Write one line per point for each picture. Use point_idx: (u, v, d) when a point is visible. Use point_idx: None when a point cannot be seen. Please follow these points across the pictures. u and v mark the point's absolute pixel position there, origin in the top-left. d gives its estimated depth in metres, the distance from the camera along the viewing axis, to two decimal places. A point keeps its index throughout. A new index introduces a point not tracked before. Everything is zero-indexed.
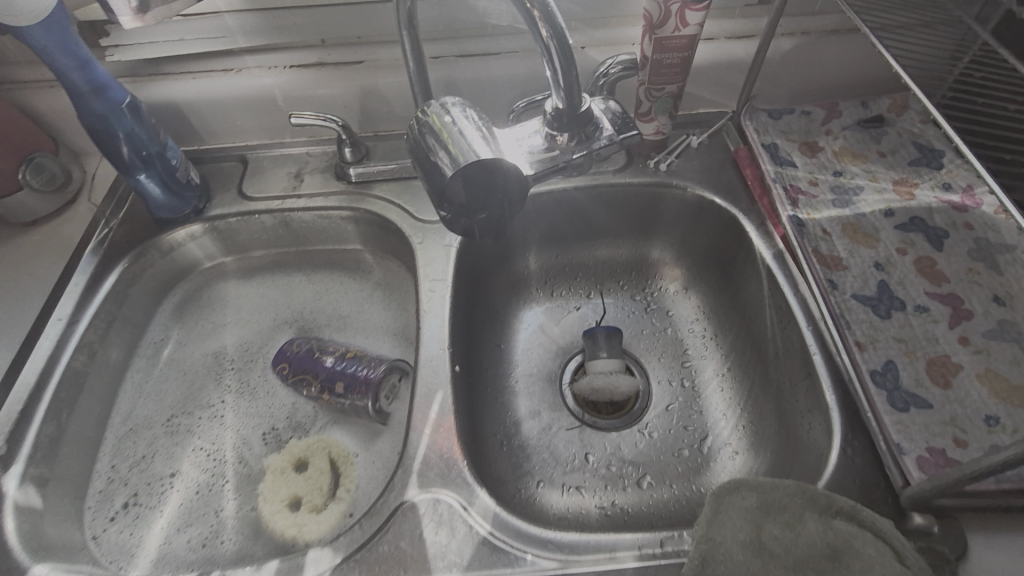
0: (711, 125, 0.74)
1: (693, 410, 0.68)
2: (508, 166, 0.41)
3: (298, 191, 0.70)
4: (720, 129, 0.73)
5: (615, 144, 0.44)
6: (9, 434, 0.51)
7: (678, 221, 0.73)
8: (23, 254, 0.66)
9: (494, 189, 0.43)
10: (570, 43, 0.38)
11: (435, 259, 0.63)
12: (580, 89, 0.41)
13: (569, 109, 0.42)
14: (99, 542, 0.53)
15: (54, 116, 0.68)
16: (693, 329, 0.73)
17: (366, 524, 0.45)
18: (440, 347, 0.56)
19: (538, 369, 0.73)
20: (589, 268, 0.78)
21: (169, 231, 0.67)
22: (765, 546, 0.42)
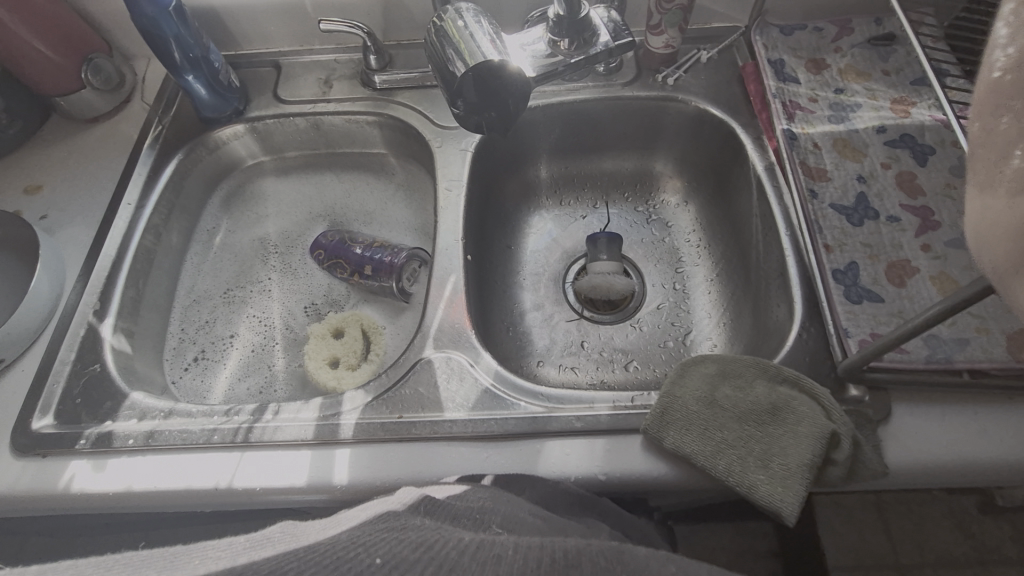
0: (723, 40, 0.76)
1: (682, 308, 0.76)
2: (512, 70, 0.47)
3: (328, 96, 0.75)
4: (731, 44, 0.75)
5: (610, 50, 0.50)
6: (100, 293, 0.62)
7: (682, 135, 0.77)
8: (89, 147, 0.74)
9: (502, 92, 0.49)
10: None
11: (452, 161, 0.69)
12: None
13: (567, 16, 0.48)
14: (178, 384, 0.65)
15: (106, 19, 0.74)
16: (689, 238, 0.79)
17: (392, 374, 0.55)
18: (454, 238, 0.64)
19: (545, 269, 0.81)
20: (596, 179, 0.84)
21: (214, 130, 0.75)
22: (716, 402, 0.51)
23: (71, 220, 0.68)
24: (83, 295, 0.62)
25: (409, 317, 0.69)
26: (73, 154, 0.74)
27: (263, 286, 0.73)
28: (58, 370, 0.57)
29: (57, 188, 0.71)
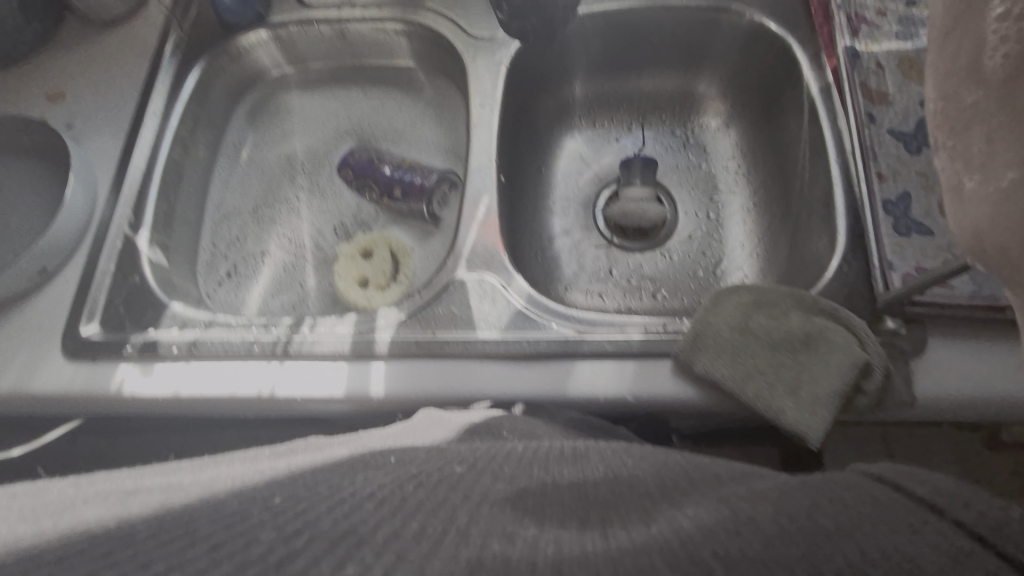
0: None
1: (714, 238, 0.74)
2: None
3: (354, 0, 0.71)
4: None
5: None
6: (133, 205, 0.62)
7: (732, 51, 0.71)
8: (109, 53, 0.72)
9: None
10: None
11: (484, 75, 0.66)
12: None
13: None
14: (213, 298, 0.67)
15: None
16: (727, 164, 0.76)
17: (424, 294, 0.56)
18: (487, 158, 0.62)
19: (574, 194, 0.79)
20: (633, 99, 0.79)
21: (236, 36, 0.71)
22: (748, 330, 0.51)
23: (99, 130, 0.67)
24: (117, 206, 0.62)
25: (439, 241, 0.69)
26: (94, 60, 0.72)
27: (293, 205, 0.72)
28: (99, 279, 0.59)
29: (80, 96, 0.70)
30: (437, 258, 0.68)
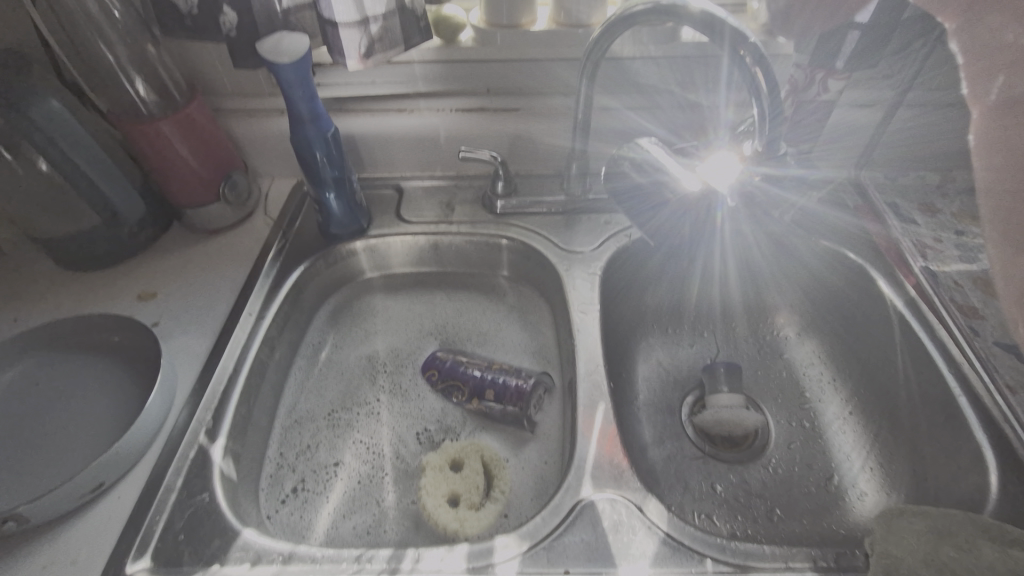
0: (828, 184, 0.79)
1: (817, 449, 0.69)
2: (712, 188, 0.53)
3: (451, 219, 0.78)
4: (838, 187, 0.79)
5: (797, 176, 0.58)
6: (215, 409, 0.57)
7: (799, 270, 0.77)
8: (208, 258, 0.74)
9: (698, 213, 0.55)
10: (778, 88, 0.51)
11: (582, 284, 0.70)
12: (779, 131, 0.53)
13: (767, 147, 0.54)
14: (273, 518, 0.57)
15: (248, 142, 0.79)
16: (810, 372, 0.76)
17: (549, 518, 0.49)
18: (595, 364, 0.61)
19: (658, 400, 0.76)
20: (703, 308, 0.82)
21: (336, 245, 0.75)
22: (945, 564, 0.43)
23: (186, 329, 0.65)
24: (196, 411, 0.57)
25: (534, 451, 0.63)
26: (192, 263, 0.73)
27: (372, 409, 0.67)
28: (162, 498, 0.50)
29: (171, 296, 0.70)
30: (537, 474, 0.61)
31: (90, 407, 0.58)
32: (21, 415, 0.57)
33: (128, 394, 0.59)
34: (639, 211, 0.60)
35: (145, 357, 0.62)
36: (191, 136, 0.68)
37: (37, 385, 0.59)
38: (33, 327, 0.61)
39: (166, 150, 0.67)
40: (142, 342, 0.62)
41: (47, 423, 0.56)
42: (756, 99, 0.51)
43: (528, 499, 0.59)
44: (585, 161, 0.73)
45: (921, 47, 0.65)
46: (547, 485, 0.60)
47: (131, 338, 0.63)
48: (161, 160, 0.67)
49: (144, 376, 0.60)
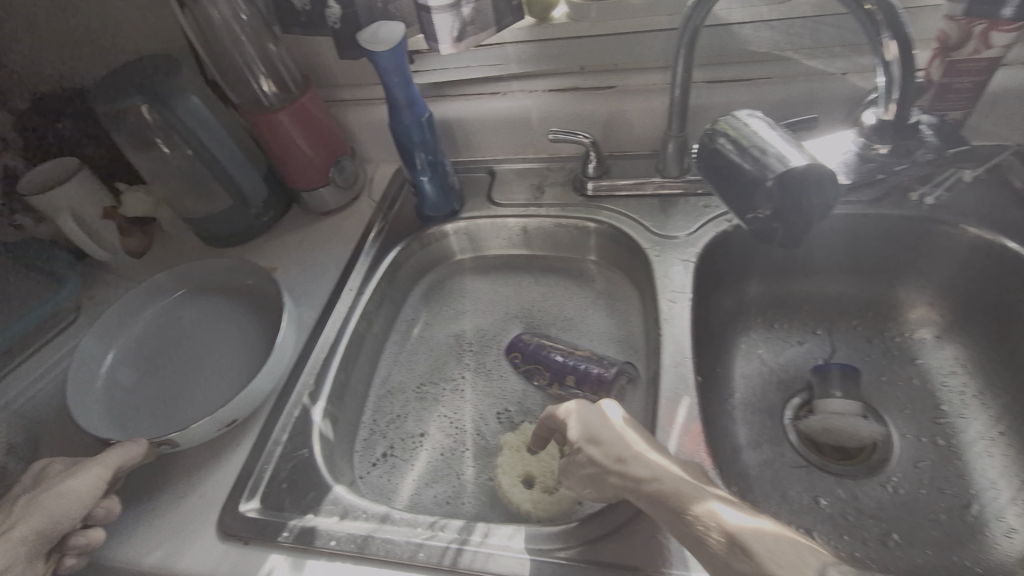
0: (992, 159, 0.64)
1: (954, 472, 0.60)
2: (821, 170, 0.42)
3: (540, 201, 0.77)
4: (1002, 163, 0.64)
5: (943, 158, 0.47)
6: (317, 375, 0.63)
7: (944, 264, 0.66)
8: (320, 237, 0.81)
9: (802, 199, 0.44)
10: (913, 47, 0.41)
11: (674, 271, 0.66)
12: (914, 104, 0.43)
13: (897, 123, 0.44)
14: (365, 478, 0.62)
15: (356, 131, 0.84)
16: (950, 382, 0.65)
17: (620, 510, 0.47)
18: (684, 356, 0.58)
19: (757, 399, 0.70)
20: (816, 302, 0.74)
21: (430, 226, 0.78)
22: None
23: (298, 301, 0.73)
24: (302, 375, 0.63)
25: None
26: (306, 242, 0.81)
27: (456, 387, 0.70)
28: (270, 450, 0.57)
29: (288, 271, 0.77)
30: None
31: (216, 347, 0.67)
32: (163, 350, 0.67)
33: (242, 340, 0.67)
34: (738, 189, 0.46)
35: (257, 311, 0.69)
36: (306, 124, 0.74)
37: (176, 324, 0.69)
38: (171, 272, 0.71)
39: (283, 138, 0.73)
40: (257, 291, 0.71)
41: (184, 361, 0.66)
42: (882, 62, 0.43)
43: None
44: (683, 139, 0.68)
45: None
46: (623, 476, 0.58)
47: (250, 299, 0.70)
48: (279, 147, 0.74)
49: (258, 333, 0.67)
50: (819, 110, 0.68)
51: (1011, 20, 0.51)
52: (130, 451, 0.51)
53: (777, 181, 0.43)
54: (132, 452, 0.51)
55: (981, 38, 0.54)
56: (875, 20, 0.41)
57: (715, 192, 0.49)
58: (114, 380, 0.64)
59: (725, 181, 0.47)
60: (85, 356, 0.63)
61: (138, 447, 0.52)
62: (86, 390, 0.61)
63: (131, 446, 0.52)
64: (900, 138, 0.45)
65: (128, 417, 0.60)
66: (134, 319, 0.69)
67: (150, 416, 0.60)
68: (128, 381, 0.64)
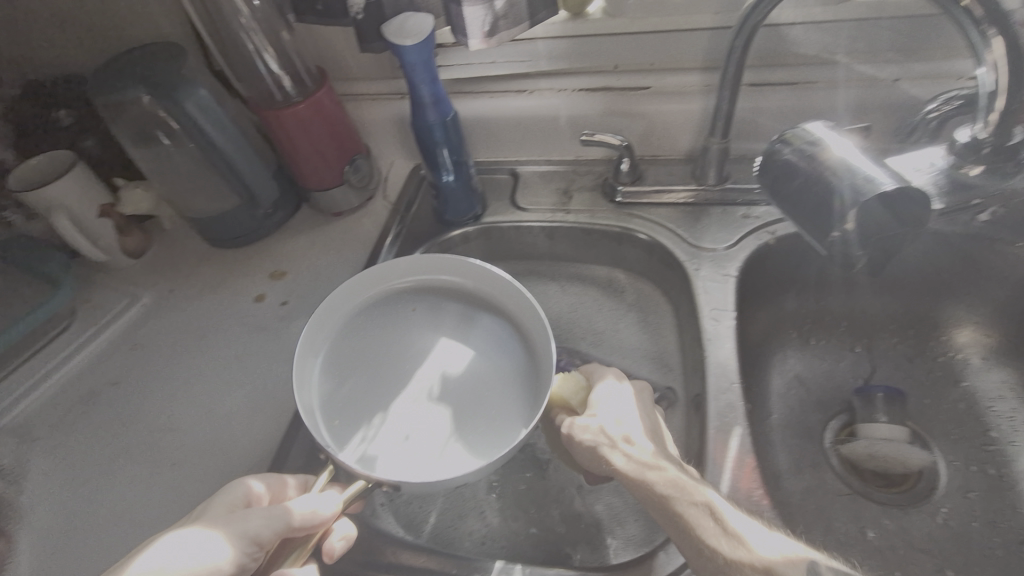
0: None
1: (1006, 503, 0.57)
2: (911, 191, 0.39)
3: (568, 207, 0.73)
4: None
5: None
6: None
7: (998, 283, 0.63)
8: (332, 241, 0.76)
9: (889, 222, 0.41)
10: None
11: (714, 287, 0.62)
12: (1017, 121, 0.39)
13: (996, 140, 0.40)
14: (395, 498, 0.58)
15: (370, 127, 0.79)
16: (999, 407, 0.62)
17: None
18: (730, 381, 0.54)
19: (796, 421, 0.66)
20: (856, 318, 0.70)
21: (450, 232, 0.74)
22: None
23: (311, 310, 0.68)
24: None
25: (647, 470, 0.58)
26: (317, 245, 0.76)
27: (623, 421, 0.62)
28: None
29: (300, 278, 0.73)
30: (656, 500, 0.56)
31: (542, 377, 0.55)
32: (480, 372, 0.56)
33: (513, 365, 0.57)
34: (814, 212, 0.42)
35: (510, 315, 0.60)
36: (321, 120, 0.69)
37: (388, 320, 0.61)
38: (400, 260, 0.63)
39: (297, 135, 0.69)
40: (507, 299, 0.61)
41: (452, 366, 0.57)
42: (985, 63, 0.38)
43: (634, 517, 0.55)
44: (725, 146, 0.64)
45: None
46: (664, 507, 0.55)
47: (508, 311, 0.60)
48: (292, 144, 0.70)
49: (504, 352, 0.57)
50: (867, 118, 0.65)
51: None
52: (317, 516, 0.43)
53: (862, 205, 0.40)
54: (320, 517, 0.43)
55: None
56: (975, 19, 0.37)
57: (784, 214, 0.46)
58: (351, 395, 0.55)
59: (799, 203, 0.44)
60: (300, 361, 0.54)
61: (326, 514, 0.44)
62: (306, 391, 0.54)
63: (320, 508, 0.44)
64: (994, 159, 0.41)
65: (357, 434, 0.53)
66: (387, 327, 0.61)
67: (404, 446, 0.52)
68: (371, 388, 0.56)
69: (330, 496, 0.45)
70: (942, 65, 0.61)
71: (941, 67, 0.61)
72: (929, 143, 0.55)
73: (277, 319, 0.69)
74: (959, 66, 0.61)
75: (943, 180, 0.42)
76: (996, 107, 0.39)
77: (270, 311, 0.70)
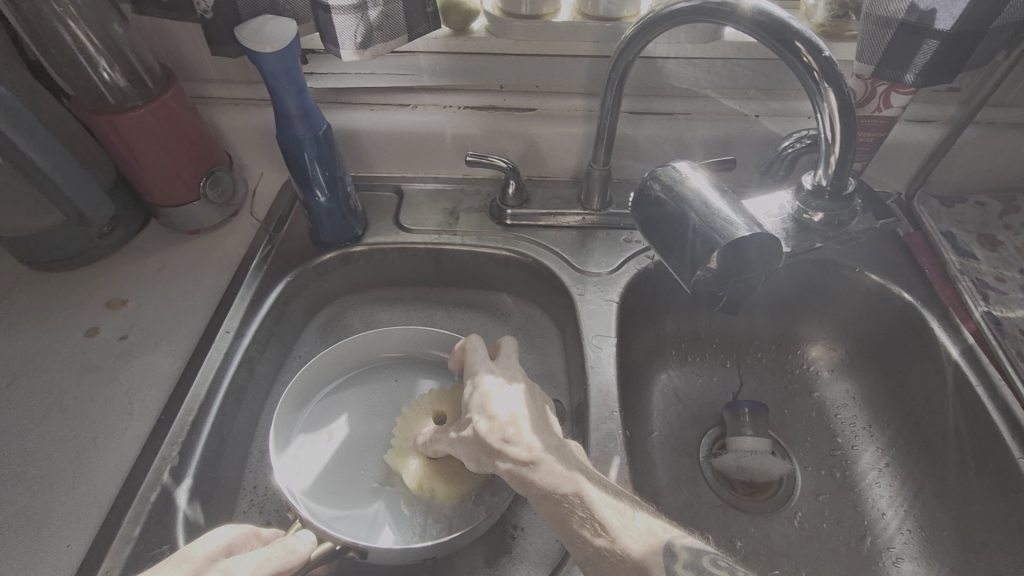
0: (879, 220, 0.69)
1: (848, 504, 0.62)
2: (766, 237, 0.41)
3: (454, 228, 0.70)
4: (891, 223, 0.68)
5: (873, 227, 0.48)
6: (181, 445, 0.51)
7: (843, 304, 0.70)
8: (187, 263, 0.67)
9: (751, 265, 0.43)
10: (855, 115, 0.41)
11: (597, 312, 0.62)
12: (851, 172, 0.43)
13: (834, 189, 0.44)
14: None
15: (233, 134, 0.71)
16: (843, 414, 0.68)
17: None
18: (611, 410, 0.54)
19: (674, 437, 0.69)
20: (727, 335, 0.75)
21: (326, 253, 0.68)
22: None
23: (157, 345, 0.60)
24: (161, 444, 0.51)
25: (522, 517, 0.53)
26: (167, 268, 0.67)
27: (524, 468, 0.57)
28: (115, 551, 0.45)
29: (145, 306, 0.63)
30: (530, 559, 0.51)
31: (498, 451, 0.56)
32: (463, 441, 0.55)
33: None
34: (682, 251, 0.43)
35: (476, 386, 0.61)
36: (168, 128, 0.60)
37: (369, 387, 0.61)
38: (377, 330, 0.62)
39: (136, 143, 0.59)
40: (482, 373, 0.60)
41: None
42: (822, 114, 0.41)
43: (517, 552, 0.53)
44: (607, 172, 0.65)
45: (1003, 57, 0.57)
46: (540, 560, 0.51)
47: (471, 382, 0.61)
48: (131, 154, 0.60)
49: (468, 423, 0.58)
50: (732, 151, 0.69)
51: (908, 86, 0.56)
52: (292, 554, 0.41)
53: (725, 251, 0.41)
54: (298, 554, 0.41)
55: (884, 97, 0.58)
56: (810, 71, 0.40)
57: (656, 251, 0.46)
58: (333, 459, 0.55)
59: (670, 243, 0.44)
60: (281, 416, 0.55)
61: (303, 546, 0.42)
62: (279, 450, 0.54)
63: (296, 546, 0.41)
64: (835, 207, 0.45)
65: (333, 496, 0.52)
66: (371, 395, 0.60)
67: (378, 509, 0.52)
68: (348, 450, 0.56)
69: (302, 535, 0.43)
70: (794, 105, 0.67)
71: (793, 106, 0.67)
72: (782, 178, 0.59)
73: (112, 356, 0.59)
74: (807, 107, 0.67)
75: (791, 225, 0.47)
76: (833, 157, 0.42)
77: (104, 347, 0.60)
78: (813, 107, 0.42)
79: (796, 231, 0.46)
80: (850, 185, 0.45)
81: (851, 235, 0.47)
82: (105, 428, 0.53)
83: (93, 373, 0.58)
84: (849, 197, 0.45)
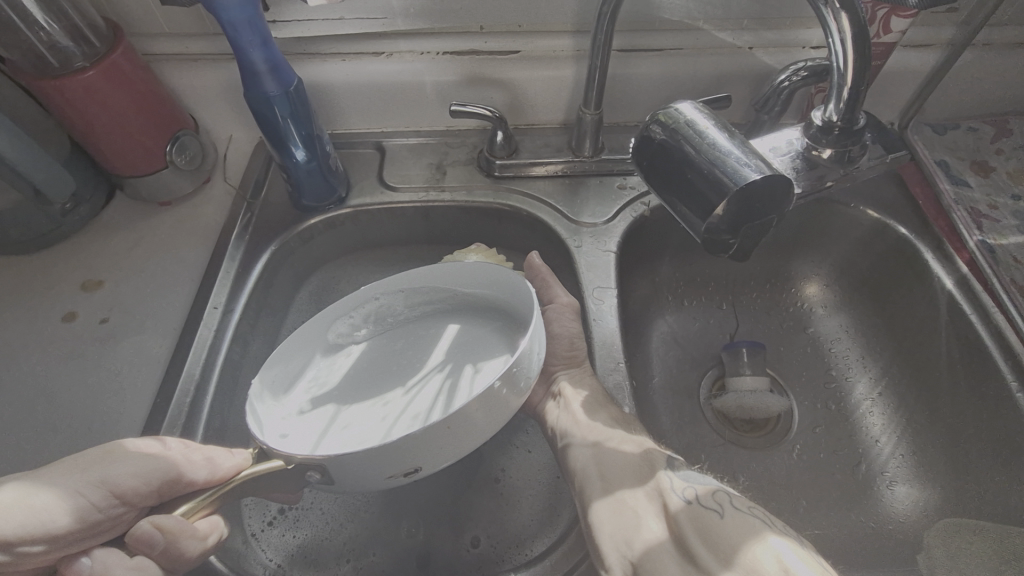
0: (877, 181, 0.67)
1: (847, 435, 0.64)
2: (779, 179, 0.39)
3: (442, 183, 0.67)
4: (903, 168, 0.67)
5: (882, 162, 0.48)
6: (182, 425, 0.50)
7: (841, 242, 0.70)
8: (162, 237, 0.64)
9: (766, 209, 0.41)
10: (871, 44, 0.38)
11: (597, 265, 0.61)
12: (861, 107, 0.42)
13: (846, 124, 0.43)
14: (279, 520, 0.53)
15: (197, 95, 0.66)
16: (839, 346, 0.69)
17: (572, 544, 0.45)
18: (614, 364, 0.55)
19: (677, 382, 0.68)
20: (723, 276, 0.74)
21: (310, 217, 0.65)
22: None
23: (142, 325, 0.57)
24: (161, 427, 0.50)
25: (506, 462, 0.56)
26: (140, 244, 0.63)
27: (526, 421, 0.59)
28: None
29: (122, 286, 0.60)
30: (539, 502, 0.54)
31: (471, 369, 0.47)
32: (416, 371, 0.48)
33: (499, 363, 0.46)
34: (690, 200, 0.42)
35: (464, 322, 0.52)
36: (120, 91, 0.55)
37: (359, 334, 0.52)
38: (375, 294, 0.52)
39: (88, 111, 0.54)
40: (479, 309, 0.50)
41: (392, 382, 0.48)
42: (835, 40, 0.39)
43: (528, 497, 0.54)
44: (599, 116, 0.62)
45: None
46: (541, 498, 0.54)
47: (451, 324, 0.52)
48: (83, 121, 0.55)
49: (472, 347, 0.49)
50: (726, 88, 0.67)
51: (908, 9, 0.54)
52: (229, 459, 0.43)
53: (734, 199, 0.39)
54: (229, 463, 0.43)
55: (884, 22, 0.56)
56: None
57: (659, 198, 0.45)
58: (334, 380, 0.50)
59: (675, 190, 0.43)
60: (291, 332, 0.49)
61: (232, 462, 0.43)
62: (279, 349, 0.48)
63: (226, 455, 0.43)
64: (845, 143, 0.44)
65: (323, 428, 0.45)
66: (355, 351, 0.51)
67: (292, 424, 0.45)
68: (374, 363, 0.51)
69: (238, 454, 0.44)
70: (791, 33, 0.64)
71: (789, 35, 0.64)
72: (779, 111, 0.57)
73: (95, 341, 0.56)
74: (802, 36, 0.64)
75: (799, 162, 0.46)
76: (846, 87, 0.41)
77: (85, 332, 0.57)
78: (824, 32, 0.39)
79: (806, 168, 0.45)
80: (860, 119, 0.44)
81: (860, 171, 0.47)
82: (100, 416, 0.52)
83: (78, 361, 0.55)
84: (860, 131, 0.44)
